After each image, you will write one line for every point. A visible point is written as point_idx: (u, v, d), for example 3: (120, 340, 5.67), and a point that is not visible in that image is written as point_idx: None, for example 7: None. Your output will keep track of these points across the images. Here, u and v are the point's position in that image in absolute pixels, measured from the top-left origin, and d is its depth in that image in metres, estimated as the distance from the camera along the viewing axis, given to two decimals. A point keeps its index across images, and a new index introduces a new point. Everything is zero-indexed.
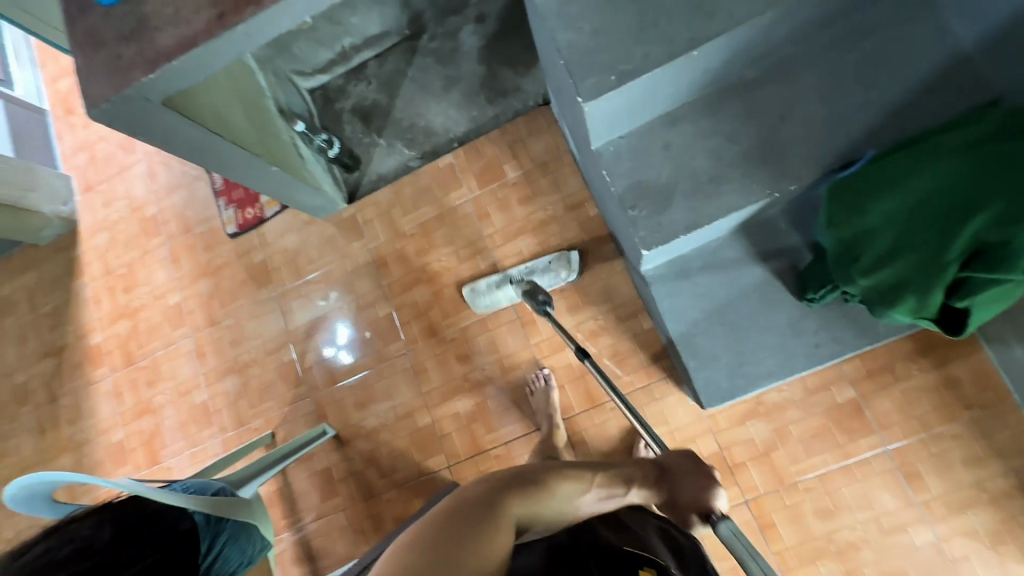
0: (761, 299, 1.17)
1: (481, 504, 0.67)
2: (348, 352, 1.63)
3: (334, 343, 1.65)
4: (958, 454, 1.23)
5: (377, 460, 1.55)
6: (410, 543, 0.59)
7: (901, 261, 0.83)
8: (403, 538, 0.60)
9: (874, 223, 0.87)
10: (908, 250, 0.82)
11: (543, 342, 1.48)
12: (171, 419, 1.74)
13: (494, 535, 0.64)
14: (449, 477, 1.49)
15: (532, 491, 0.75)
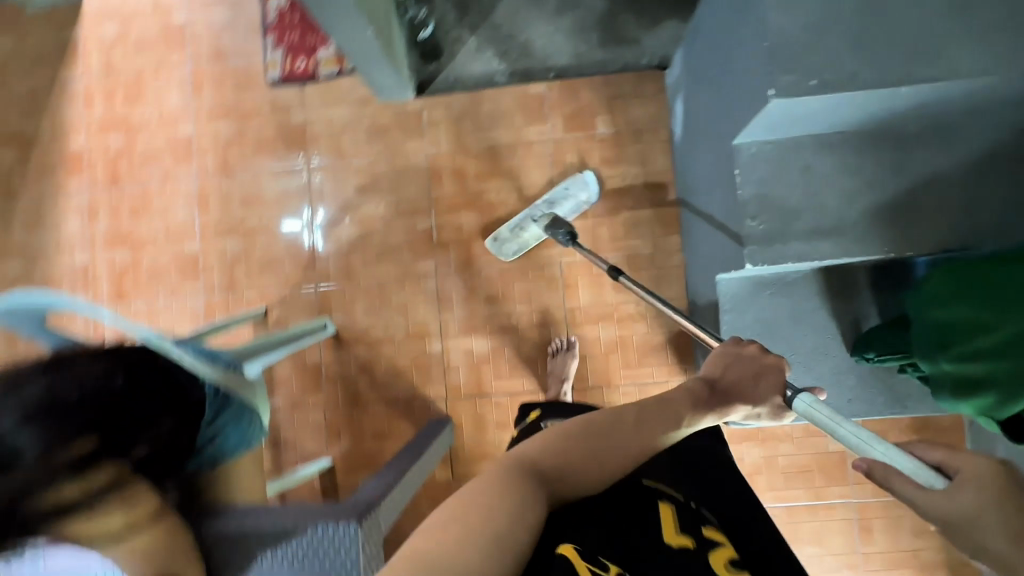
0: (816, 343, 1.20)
1: (508, 480, 0.55)
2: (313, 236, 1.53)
3: (298, 221, 1.54)
4: (910, 523, 1.36)
5: (372, 370, 1.48)
6: (432, 530, 0.50)
7: (996, 363, 0.85)
8: (424, 524, 0.51)
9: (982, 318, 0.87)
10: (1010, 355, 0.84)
11: (578, 309, 1.45)
12: (151, 261, 1.57)
13: (521, 510, 0.53)
14: (443, 410, 1.46)
15: (577, 453, 0.62)
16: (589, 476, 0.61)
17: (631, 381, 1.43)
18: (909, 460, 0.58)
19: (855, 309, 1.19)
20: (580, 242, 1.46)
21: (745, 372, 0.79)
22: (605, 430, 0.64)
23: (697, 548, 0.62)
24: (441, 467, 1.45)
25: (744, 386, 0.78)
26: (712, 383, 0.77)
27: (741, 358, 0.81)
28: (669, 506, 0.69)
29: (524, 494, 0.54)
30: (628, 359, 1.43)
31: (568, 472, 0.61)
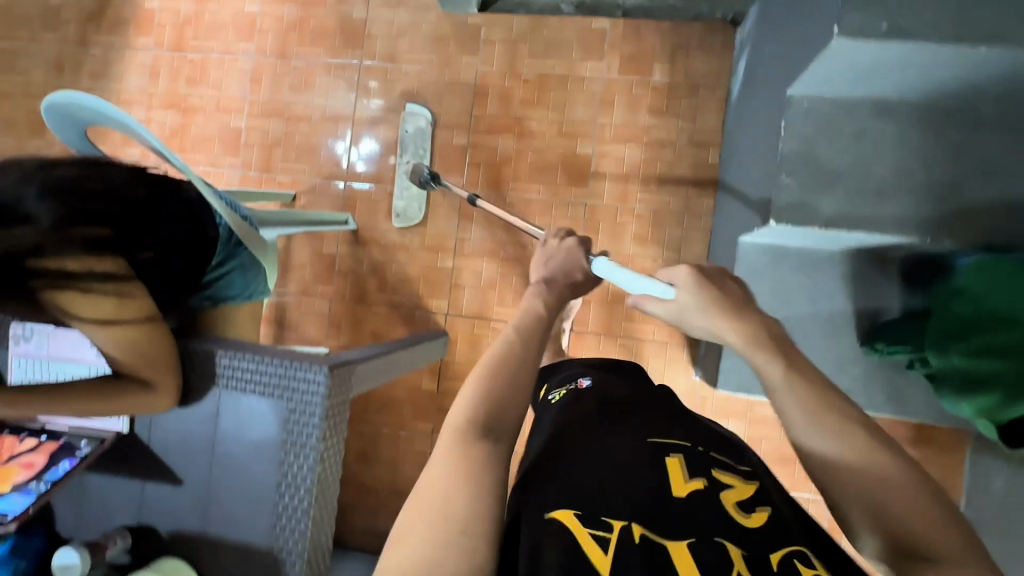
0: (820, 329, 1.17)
1: (452, 456, 0.50)
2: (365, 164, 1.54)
3: (343, 143, 1.55)
4: None
5: (383, 273, 1.52)
6: None
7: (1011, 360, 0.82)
8: None
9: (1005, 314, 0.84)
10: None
11: (594, 253, 1.44)
12: (198, 128, 1.62)
13: (473, 485, 0.48)
14: (442, 324, 1.49)
15: (489, 416, 0.54)
16: (501, 415, 0.55)
17: (630, 334, 1.42)
18: (652, 282, 0.68)
19: (880, 300, 1.13)
20: (610, 187, 1.43)
21: (572, 261, 0.80)
22: (506, 362, 0.58)
23: (710, 489, 0.53)
24: (429, 378, 1.49)
25: (569, 264, 0.79)
26: (549, 279, 0.75)
27: (566, 249, 0.81)
28: (677, 455, 0.57)
29: (463, 479, 0.48)
30: (632, 312, 1.42)
31: (501, 420, 0.54)
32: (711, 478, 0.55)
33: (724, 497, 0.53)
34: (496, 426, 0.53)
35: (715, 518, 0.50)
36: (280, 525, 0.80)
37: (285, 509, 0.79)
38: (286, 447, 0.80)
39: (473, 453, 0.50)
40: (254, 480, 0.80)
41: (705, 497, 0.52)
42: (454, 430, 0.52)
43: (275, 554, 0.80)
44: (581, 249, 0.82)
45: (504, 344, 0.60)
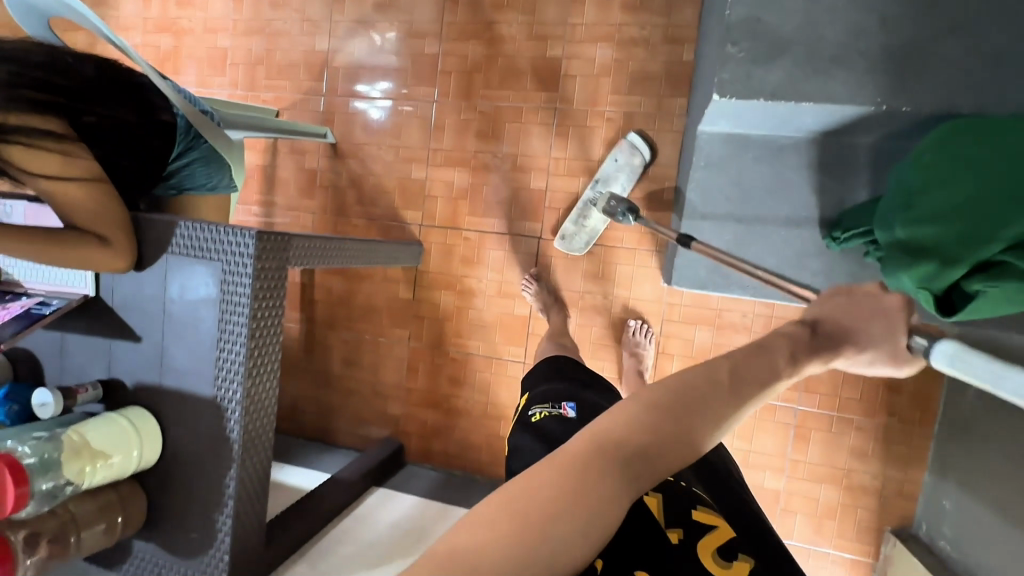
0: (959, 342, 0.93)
1: (583, 461, 0.45)
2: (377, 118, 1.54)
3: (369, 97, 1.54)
4: (852, 443, 1.30)
5: (360, 185, 1.56)
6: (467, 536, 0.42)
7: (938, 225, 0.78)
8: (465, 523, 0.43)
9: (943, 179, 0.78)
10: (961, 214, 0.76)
11: (563, 160, 1.42)
12: (189, 51, 1.68)
13: (595, 510, 0.44)
14: (417, 235, 1.53)
15: (651, 442, 0.47)
16: (659, 463, 0.46)
17: (598, 242, 1.41)
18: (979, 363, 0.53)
19: (844, 188, 1.07)
20: (580, 90, 1.40)
21: (859, 315, 0.54)
22: (695, 392, 0.49)
23: (687, 543, 0.58)
24: (406, 286, 1.55)
25: (852, 326, 0.53)
26: (815, 323, 0.54)
27: (856, 298, 0.55)
28: (655, 496, 0.63)
29: (586, 489, 0.44)
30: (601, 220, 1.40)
31: (658, 453, 0.47)
32: (685, 528, 0.60)
33: (700, 547, 0.58)
34: (644, 455, 0.46)
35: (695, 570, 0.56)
36: (220, 376, 0.88)
37: (223, 361, 0.88)
38: (223, 305, 0.87)
39: (609, 482, 0.45)
40: (196, 337, 0.89)
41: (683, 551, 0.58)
42: (601, 443, 0.47)
43: (218, 402, 0.88)
44: (904, 320, 0.55)
45: (697, 372, 0.50)
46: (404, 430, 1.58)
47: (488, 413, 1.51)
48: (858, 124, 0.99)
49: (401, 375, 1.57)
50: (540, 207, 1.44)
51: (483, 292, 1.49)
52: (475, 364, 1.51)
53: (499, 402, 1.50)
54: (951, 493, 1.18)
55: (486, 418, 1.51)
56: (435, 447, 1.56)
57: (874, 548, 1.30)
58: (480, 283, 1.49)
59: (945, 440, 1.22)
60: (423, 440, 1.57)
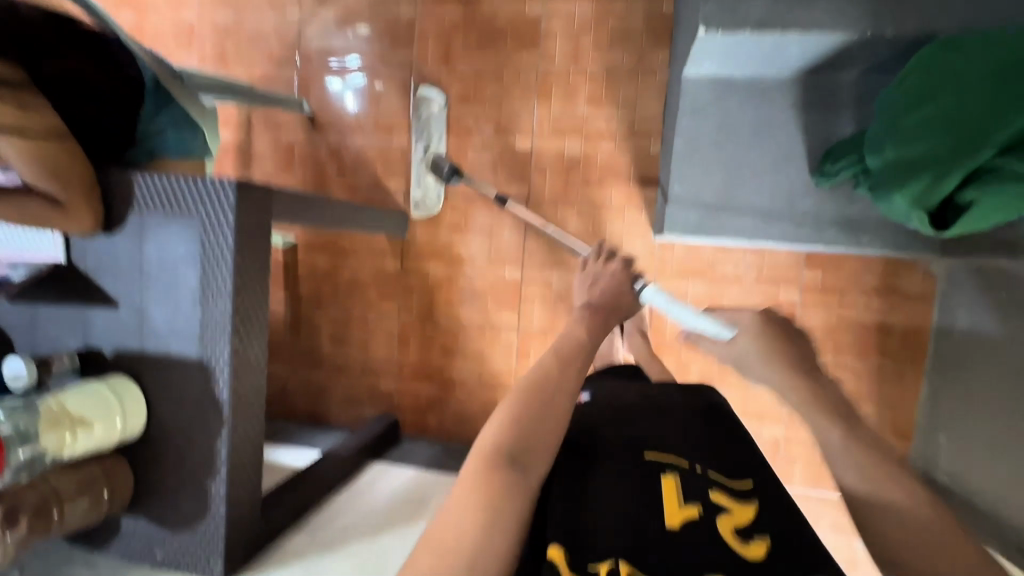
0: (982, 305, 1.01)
1: (480, 476, 0.64)
2: (354, 102, 1.50)
3: (342, 85, 1.50)
4: (847, 386, 1.31)
5: (340, 157, 1.52)
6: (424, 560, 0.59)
7: (926, 139, 0.77)
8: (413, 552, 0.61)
9: (927, 93, 0.78)
10: (945, 125, 0.75)
11: (548, 120, 1.40)
12: (152, 25, 1.62)
13: (503, 506, 0.62)
14: (401, 205, 1.50)
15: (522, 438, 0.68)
16: (533, 453, 0.68)
17: (586, 200, 1.39)
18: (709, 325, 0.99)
19: (830, 124, 1.07)
20: (561, 47, 1.38)
21: (619, 282, 0.91)
22: (540, 393, 0.72)
23: (704, 518, 0.68)
24: (392, 258, 1.51)
25: (614, 292, 0.90)
26: (593, 304, 0.86)
27: (606, 276, 0.92)
28: (673, 479, 0.73)
29: (496, 491, 0.63)
30: (588, 178, 1.39)
31: (529, 447, 0.68)
32: (703, 506, 0.69)
33: (718, 528, 0.67)
34: (522, 454, 0.67)
35: (700, 545, 0.65)
36: (206, 336, 0.84)
37: (207, 319, 0.84)
38: (205, 263, 0.83)
39: (502, 481, 0.64)
40: (177, 297, 0.85)
41: (697, 527, 0.67)
42: (485, 455, 0.66)
43: (204, 363, 0.85)
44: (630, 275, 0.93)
45: (533, 376, 0.74)
46: (399, 406, 1.54)
47: (483, 382, 1.48)
48: (843, 56, 0.98)
49: (392, 349, 1.54)
50: (526, 169, 1.42)
51: (472, 260, 1.46)
52: (467, 334, 1.48)
53: (494, 370, 1.47)
54: (946, 428, 1.20)
55: (482, 387, 1.49)
56: (430, 421, 1.53)
57: None
58: (469, 251, 1.47)
59: (938, 378, 1.23)
60: (419, 415, 1.54)
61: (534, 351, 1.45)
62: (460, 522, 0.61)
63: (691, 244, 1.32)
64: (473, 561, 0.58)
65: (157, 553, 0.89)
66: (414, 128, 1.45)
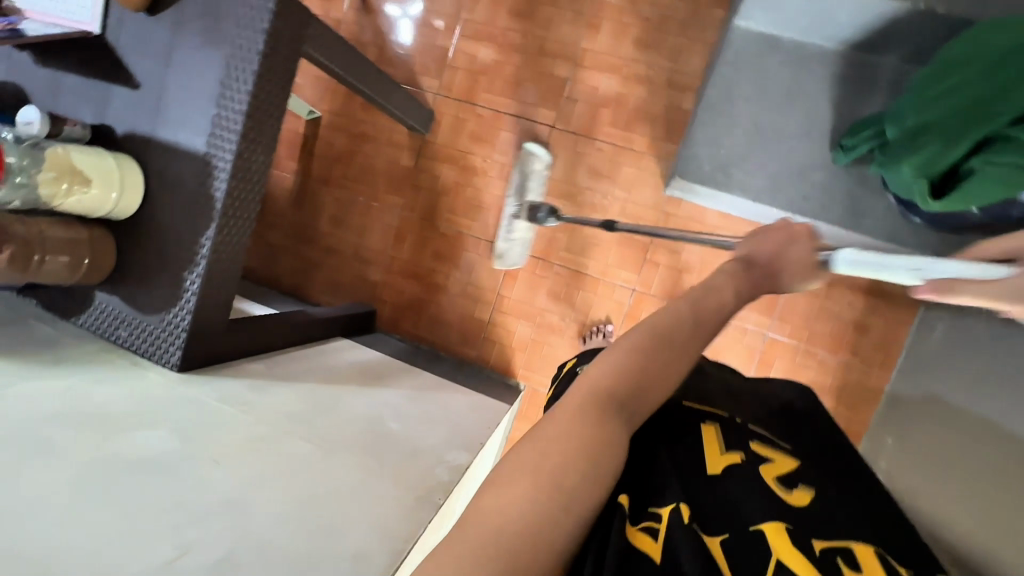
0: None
1: (579, 418, 0.54)
2: (399, 31, 1.51)
3: (401, 12, 1.51)
4: (811, 376, 1.33)
5: (382, 44, 1.53)
6: (499, 482, 0.49)
7: (940, 110, 0.79)
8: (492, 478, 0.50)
9: (951, 68, 0.79)
10: (959, 95, 0.76)
11: (591, 53, 1.40)
12: None
13: (599, 454, 0.52)
14: (430, 104, 1.51)
15: (635, 382, 0.58)
16: (638, 401, 0.58)
17: (608, 140, 1.41)
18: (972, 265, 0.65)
19: (858, 105, 1.09)
20: None
21: (783, 242, 0.75)
22: (659, 338, 0.60)
23: (748, 464, 0.65)
24: (408, 154, 1.53)
25: (783, 253, 0.74)
26: (750, 260, 0.73)
27: (774, 233, 0.76)
28: (714, 426, 0.70)
29: (600, 430, 0.54)
30: (616, 119, 1.40)
31: (634, 397, 0.58)
32: (745, 451, 0.67)
33: (761, 470, 0.64)
34: (626, 401, 0.57)
35: (753, 487, 0.62)
36: (216, 132, 0.86)
37: (222, 117, 0.86)
38: (231, 62, 0.85)
39: (608, 429, 0.54)
40: (199, 89, 0.87)
41: (743, 472, 0.63)
42: (593, 394, 0.56)
43: (208, 159, 0.87)
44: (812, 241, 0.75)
45: (663, 316, 0.62)
46: (379, 299, 1.57)
47: (465, 293, 1.51)
48: (889, 34, 0.99)
49: (387, 243, 1.56)
50: (558, 96, 1.43)
51: (485, 172, 1.48)
52: (463, 244, 1.50)
53: (479, 284, 1.50)
54: (893, 431, 1.23)
55: (464, 297, 1.51)
56: (406, 320, 1.56)
57: None
58: (483, 163, 1.48)
59: (899, 386, 1.27)
60: (397, 313, 1.56)
61: (522, 274, 1.47)
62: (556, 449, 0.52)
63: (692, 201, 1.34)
64: (567, 495, 0.49)
65: (120, 333, 0.92)
66: (512, 189, 1.40)
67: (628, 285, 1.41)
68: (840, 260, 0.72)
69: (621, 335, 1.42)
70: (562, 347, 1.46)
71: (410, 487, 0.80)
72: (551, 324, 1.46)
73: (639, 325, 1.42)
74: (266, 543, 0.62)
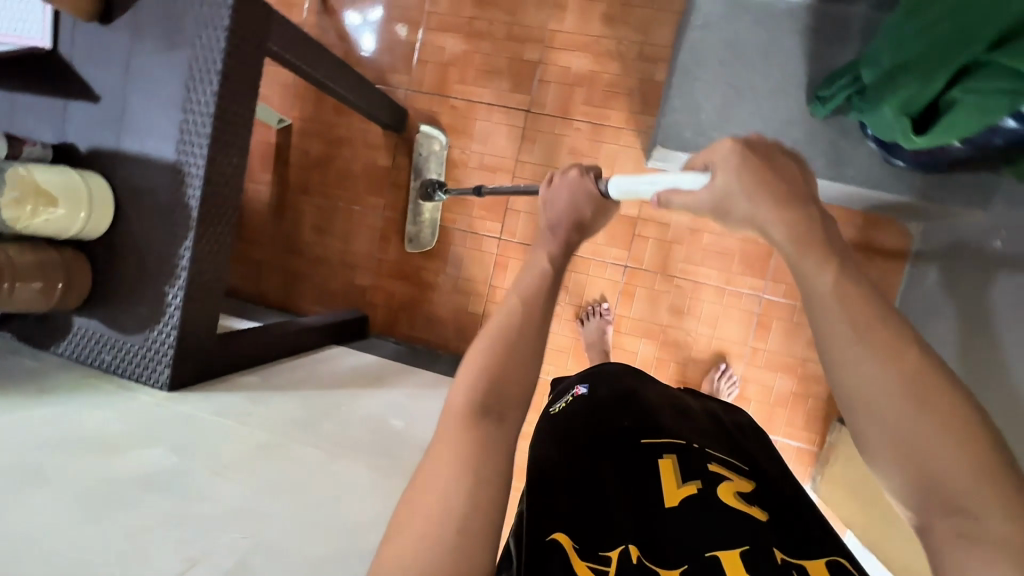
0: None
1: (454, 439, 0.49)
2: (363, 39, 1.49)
3: (362, 21, 1.49)
4: (810, 333, 1.33)
5: (347, 45, 1.50)
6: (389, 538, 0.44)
7: (918, 48, 0.78)
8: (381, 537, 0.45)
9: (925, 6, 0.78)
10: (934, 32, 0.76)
11: (560, 33, 1.39)
12: None
13: (479, 467, 0.48)
14: (401, 101, 1.48)
15: (496, 379, 0.54)
16: (511, 399, 0.54)
17: (586, 119, 1.40)
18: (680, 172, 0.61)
19: (831, 55, 1.09)
20: None
21: (576, 203, 0.74)
22: (506, 330, 0.57)
23: (705, 488, 0.62)
24: (385, 153, 1.50)
25: (572, 208, 0.74)
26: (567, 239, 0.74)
27: (560, 190, 0.75)
28: (670, 458, 0.67)
29: (475, 444, 0.49)
30: (591, 97, 1.39)
31: (502, 392, 0.54)
32: (702, 478, 0.64)
33: (719, 495, 0.62)
34: (501, 404, 0.53)
35: (714, 516, 0.59)
36: (185, 138, 0.83)
37: (190, 121, 0.83)
38: (194, 64, 0.82)
39: (480, 432, 0.50)
40: (163, 96, 0.84)
41: (698, 501, 0.61)
42: (460, 406, 0.52)
43: (179, 167, 0.84)
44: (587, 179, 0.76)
45: (503, 310, 0.59)
46: (370, 303, 1.54)
47: (457, 287, 1.49)
48: None
49: (373, 245, 1.53)
50: (531, 80, 1.42)
51: (464, 164, 1.46)
52: (449, 238, 1.48)
53: (470, 277, 1.48)
54: None
55: (456, 292, 1.49)
56: (400, 322, 1.53)
57: (821, 437, 1.34)
58: (462, 154, 1.46)
59: None
60: (389, 315, 1.53)
61: (512, 262, 1.45)
62: (440, 480, 0.47)
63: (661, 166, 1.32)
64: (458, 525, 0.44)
65: (105, 357, 0.88)
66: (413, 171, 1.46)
67: (619, 262, 1.40)
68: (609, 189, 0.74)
69: (618, 313, 1.41)
70: (559, 331, 1.44)
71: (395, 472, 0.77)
72: None
73: (635, 300, 1.40)
74: (275, 552, 0.58)
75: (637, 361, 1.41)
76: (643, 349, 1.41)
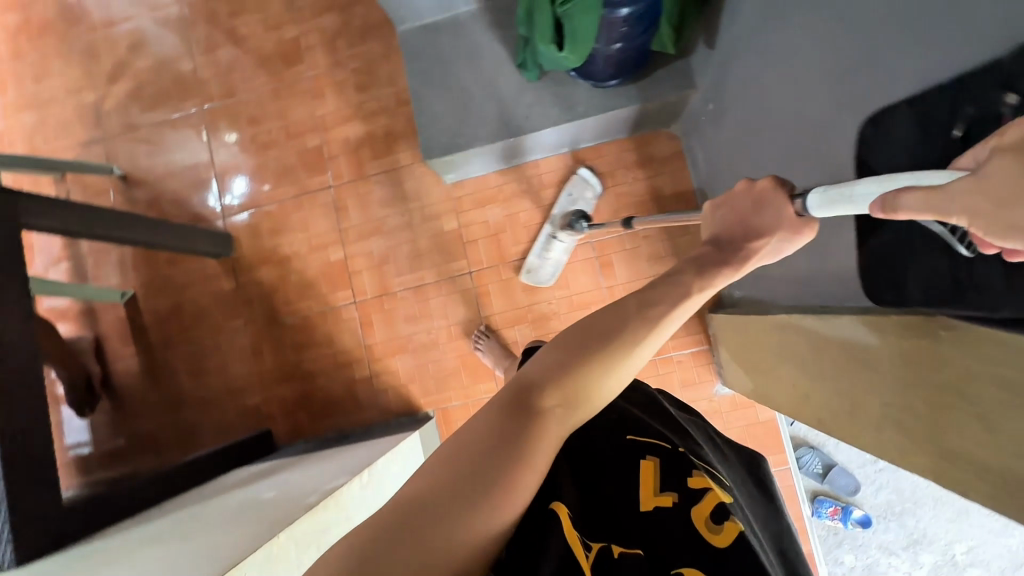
0: (847, 135, 0.70)
1: (510, 409, 0.55)
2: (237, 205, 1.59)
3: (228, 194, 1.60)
4: (646, 252, 1.43)
5: (159, 204, 1.63)
6: (426, 474, 0.50)
7: None
8: (422, 471, 0.51)
9: None
10: None
11: (328, 114, 1.57)
12: None
13: (511, 443, 0.52)
14: (224, 228, 1.59)
15: (575, 375, 0.58)
16: (587, 402, 0.58)
17: (380, 169, 1.54)
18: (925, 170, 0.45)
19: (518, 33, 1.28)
20: (322, 55, 1.58)
21: (744, 208, 0.74)
22: (602, 330, 0.60)
23: (679, 506, 0.61)
24: (227, 277, 1.58)
25: (749, 220, 0.73)
26: (717, 241, 0.75)
27: (736, 203, 0.75)
28: (652, 461, 0.67)
29: (519, 425, 0.54)
30: (376, 151, 1.54)
31: (564, 395, 0.57)
32: (681, 488, 0.64)
33: (692, 512, 0.60)
34: (558, 406, 0.56)
35: (679, 529, 0.59)
36: None
37: None
38: None
39: (538, 422, 0.54)
40: None
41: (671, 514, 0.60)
42: (519, 387, 0.57)
43: None
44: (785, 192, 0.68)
45: (610, 306, 0.64)
46: (268, 417, 1.54)
47: (339, 363, 1.52)
48: None
49: (249, 363, 1.56)
50: (322, 162, 1.57)
51: (298, 254, 1.56)
52: (313, 323, 1.54)
53: (346, 348, 1.52)
54: None
55: (339, 368, 1.52)
56: (302, 421, 1.53)
57: (705, 333, 1.40)
58: (293, 247, 1.56)
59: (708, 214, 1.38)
60: (290, 419, 1.53)
61: (375, 317, 1.51)
62: (474, 435, 0.53)
63: (454, 177, 1.47)
64: (471, 484, 0.49)
65: None
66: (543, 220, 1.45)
67: (464, 271, 1.49)
68: (812, 203, 0.60)
69: (485, 314, 1.48)
70: (443, 355, 1.49)
71: (274, 526, 0.74)
72: (423, 344, 1.49)
73: (493, 297, 1.48)
74: None
75: (522, 348, 1.46)
76: (521, 335, 1.46)
